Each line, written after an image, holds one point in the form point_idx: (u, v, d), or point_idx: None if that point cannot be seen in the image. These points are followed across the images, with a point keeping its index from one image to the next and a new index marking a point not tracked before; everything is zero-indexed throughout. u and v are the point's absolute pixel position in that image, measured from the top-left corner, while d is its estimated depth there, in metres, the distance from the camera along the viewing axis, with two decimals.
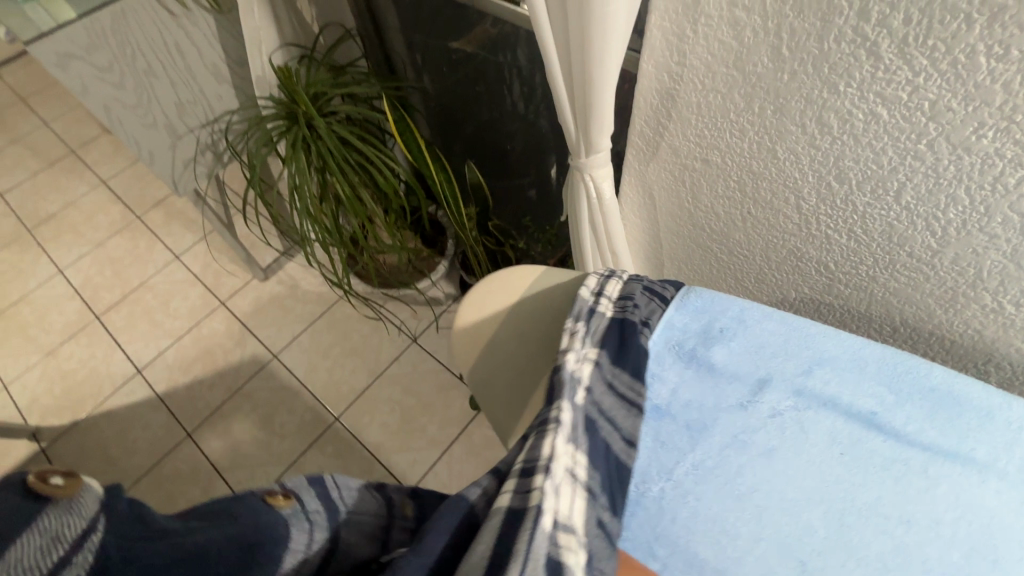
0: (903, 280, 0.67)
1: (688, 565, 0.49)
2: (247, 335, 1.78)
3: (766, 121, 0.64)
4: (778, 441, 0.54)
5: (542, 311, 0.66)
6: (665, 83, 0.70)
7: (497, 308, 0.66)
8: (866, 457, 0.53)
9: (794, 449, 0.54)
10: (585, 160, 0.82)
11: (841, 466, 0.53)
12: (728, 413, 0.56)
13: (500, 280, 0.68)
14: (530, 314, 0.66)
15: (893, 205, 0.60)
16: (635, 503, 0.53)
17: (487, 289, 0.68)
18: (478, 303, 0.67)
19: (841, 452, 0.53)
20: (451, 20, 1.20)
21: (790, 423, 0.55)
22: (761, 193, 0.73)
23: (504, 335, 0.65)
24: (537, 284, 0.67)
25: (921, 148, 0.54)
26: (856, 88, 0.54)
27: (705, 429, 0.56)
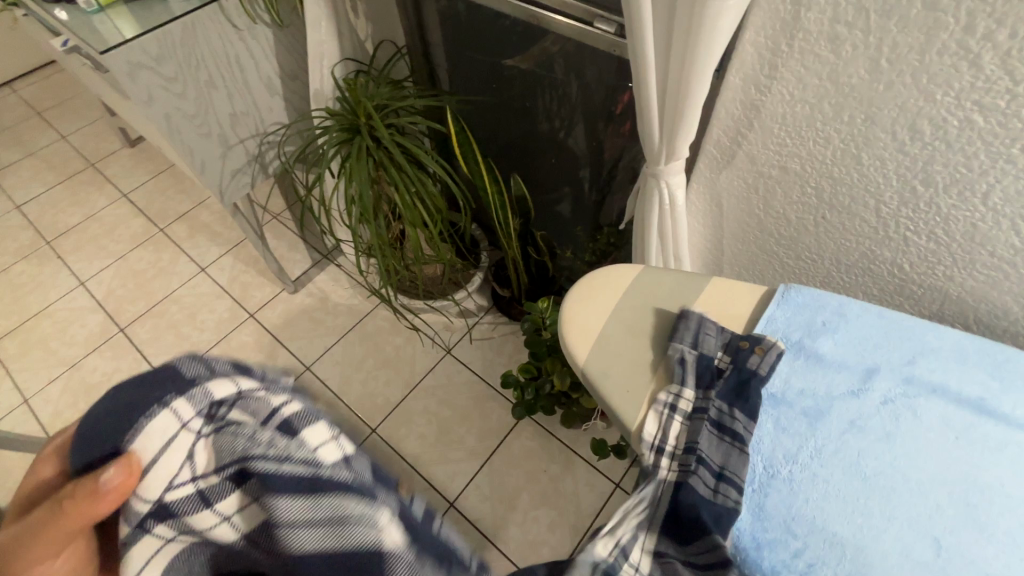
0: (981, 278, 0.71)
1: (827, 544, 0.51)
2: (278, 348, 1.77)
3: (854, 129, 0.69)
4: (894, 426, 0.57)
5: (649, 304, 0.69)
6: (751, 95, 0.75)
7: (606, 302, 0.69)
8: (980, 440, 0.56)
9: (911, 433, 0.56)
10: (663, 167, 0.86)
11: (958, 449, 0.55)
12: (843, 400, 0.59)
13: (604, 278, 0.71)
14: (638, 307, 0.69)
15: (979, 206, 0.65)
16: (765, 486, 0.55)
17: (593, 283, 0.71)
18: (586, 295, 0.70)
19: (956, 435, 0.56)
20: (503, 39, 1.24)
21: (903, 409, 0.58)
22: (839, 198, 0.77)
23: (617, 325, 0.67)
24: (639, 281, 0.71)
25: (1014, 152, 0.59)
26: (954, 97, 0.59)
27: (822, 416, 0.58)
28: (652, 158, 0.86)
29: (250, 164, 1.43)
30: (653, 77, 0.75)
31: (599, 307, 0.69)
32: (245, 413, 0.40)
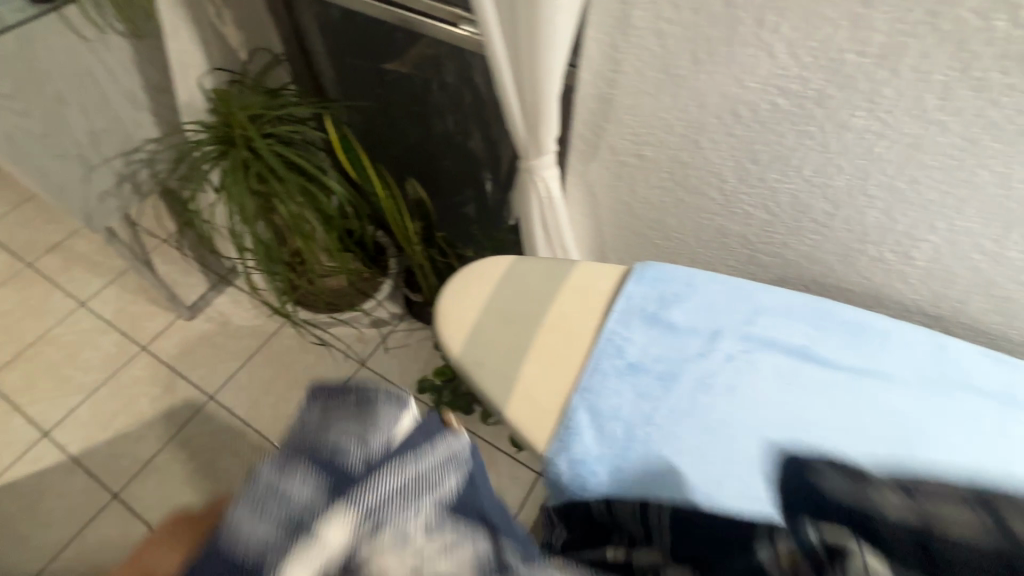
0: (808, 242, 0.80)
1: (678, 493, 0.57)
2: (177, 380, 1.64)
3: (691, 116, 0.75)
4: (736, 379, 0.64)
5: (519, 293, 0.72)
6: (603, 89, 0.80)
7: (477, 295, 0.71)
8: (805, 382, 0.63)
9: (749, 383, 0.63)
10: (535, 161, 0.90)
11: (787, 392, 0.63)
12: (693, 362, 0.65)
13: (474, 272, 0.73)
14: (507, 297, 0.71)
15: (797, 178, 0.74)
16: (627, 448, 0.60)
17: (467, 277, 0.73)
18: (460, 290, 0.72)
19: (785, 381, 0.64)
20: (383, 44, 1.24)
21: (742, 364, 0.65)
22: (689, 180, 0.84)
23: (488, 317, 0.69)
24: (509, 271, 0.73)
25: (812, 129, 0.67)
26: (760, 84, 0.67)
27: (675, 377, 0.64)
28: (525, 152, 0.90)
29: (120, 184, 1.32)
30: (510, 76, 0.79)
31: (473, 300, 0.71)
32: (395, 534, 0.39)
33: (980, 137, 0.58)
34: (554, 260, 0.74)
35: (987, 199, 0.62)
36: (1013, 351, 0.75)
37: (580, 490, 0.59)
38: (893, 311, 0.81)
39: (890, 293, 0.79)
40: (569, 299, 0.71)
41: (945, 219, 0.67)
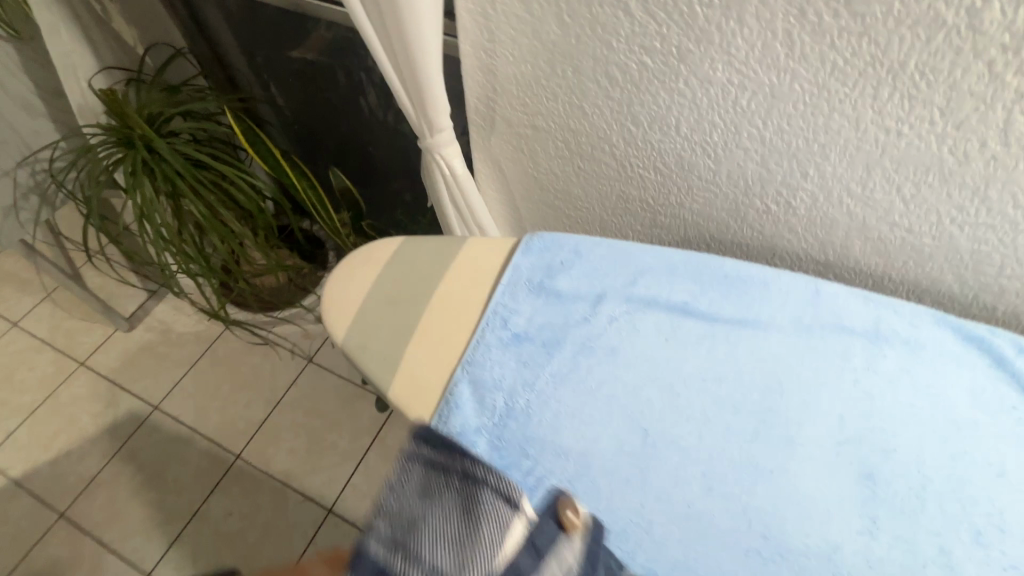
0: (701, 200, 0.81)
1: (556, 455, 0.58)
2: (119, 394, 1.61)
3: (570, 82, 0.75)
4: (618, 340, 0.65)
5: (406, 274, 0.71)
6: (485, 60, 0.79)
7: (364, 279, 0.71)
8: (684, 337, 0.65)
9: (631, 342, 0.65)
10: (431, 140, 0.88)
11: (668, 348, 0.64)
12: (579, 326, 0.66)
13: (362, 257, 0.73)
14: (394, 278, 0.71)
15: (677, 136, 0.74)
16: (508, 417, 0.61)
17: (359, 259, 0.73)
18: (350, 270, 0.72)
19: (666, 337, 0.65)
20: (285, 30, 1.20)
21: (625, 324, 0.66)
22: (583, 147, 0.84)
23: (374, 300, 0.69)
24: (396, 253, 0.73)
25: (680, 86, 0.67)
26: (625, 44, 0.66)
27: (558, 344, 0.65)
28: (421, 132, 0.89)
29: (26, 197, 1.27)
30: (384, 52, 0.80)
31: (361, 280, 0.71)
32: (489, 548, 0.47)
33: (827, 81, 0.58)
34: (443, 238, 0.73)
35: (847, 144, 0.63)
36: (896, 291, 0.77)
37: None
38: (788, 261, 0.83)
39: (782, 245, 0.80)
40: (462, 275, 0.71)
41: (814, 166, 0.67)
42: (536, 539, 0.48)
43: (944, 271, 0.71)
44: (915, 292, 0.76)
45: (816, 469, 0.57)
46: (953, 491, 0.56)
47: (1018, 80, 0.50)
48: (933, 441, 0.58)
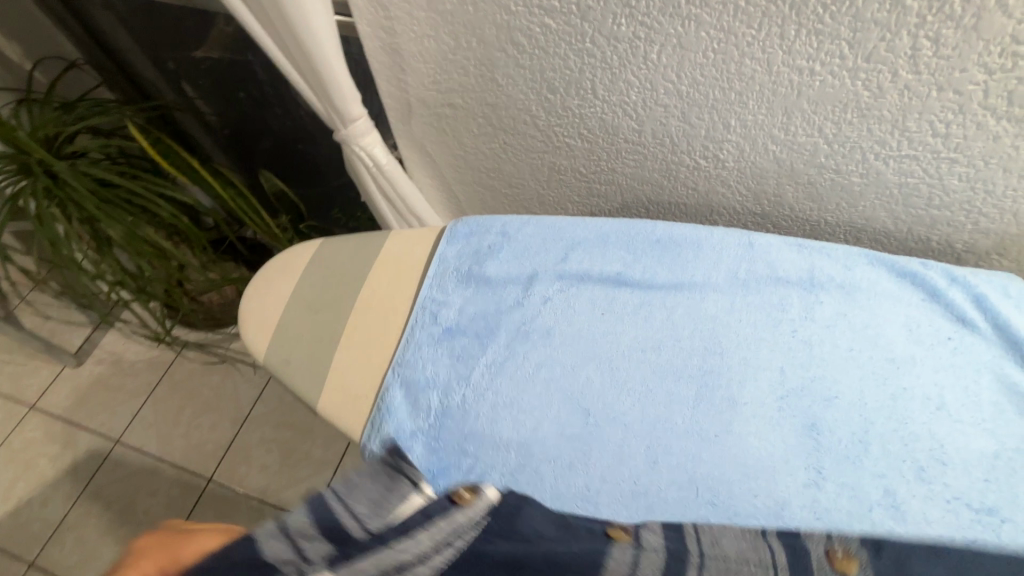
0: (632, 163, 0.78)
1: (496, 448, 0.57)
2: (76, 432, 1.54)
3: (477, 53, 0.70)
4: (553, 321, 0.63)
5: (327, 276, 0.69)
6: (386, 40, 0.74)
7: (283, 286, 0.69)
8: (621, 309, 0.63)
9: (566, 321, 0.63)
10: (346, 132, 0.84)
11: (604, 322, 0.62)
12: (507, 311, 0.63)
13: (282, 262, 0.71)
14: (315, 282, 0.69)
15: (596, 100, 0.70)
16: (445, 416, 0.59)
17: (271, 267, 0.70)
18: (264, 281, 0.70)
19: (602, 311, 0.63)
20: (182, 30, 1.12)
21: (559, 304, 0.64)
22: (505, 121, 0.80)
23: (293, 307, 0.67)
24: (316, 255, 0.70)
25: (588, 46, 0.63)
26: (524, 6, 0.62)
27: (491, 333, 0.62)
28: (334, 124, 0.83)
29: None
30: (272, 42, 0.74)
31: (274, 289, 0.69)
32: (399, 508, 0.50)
33: (733, 25, 0.55)
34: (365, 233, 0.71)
35: (763, 89, 0.60)
36: (834, 233, 0.76)
37: None
38: (726, 215, 0.81)
39: (718, 199, 0.78)
40: (381, 270, 0.68)
41: (735, 116, 0.65)
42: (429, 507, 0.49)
43: (876, 208, 0.70)
44: (851, 232, 0.75)
45: (756, 426, 0.56)
46: (892, 432, 0.55)
47: (920, 3, 0.48)
48: (871, 383, 0.57)
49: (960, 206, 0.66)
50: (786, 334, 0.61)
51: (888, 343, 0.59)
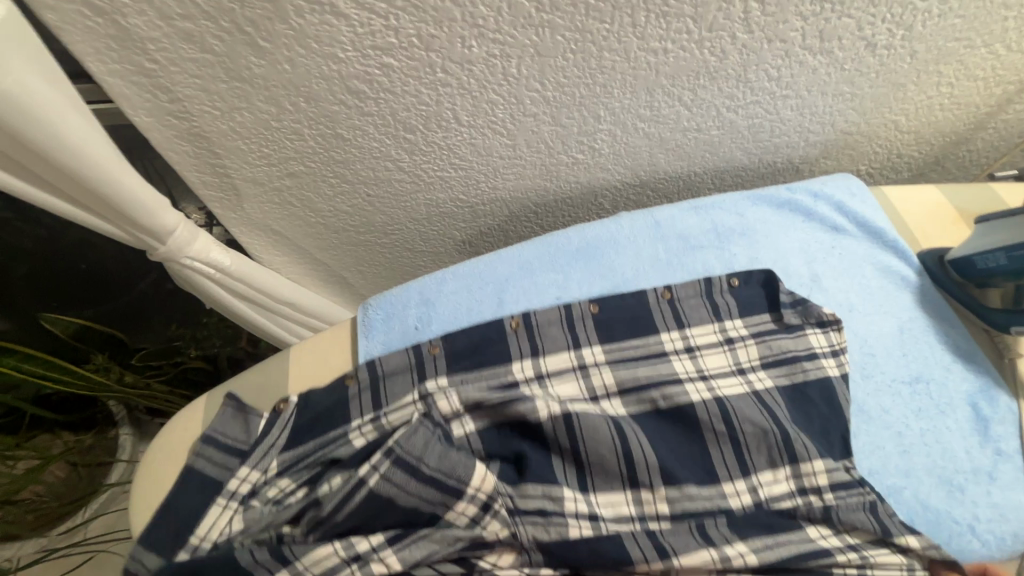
0: (511, 176, 0.74)
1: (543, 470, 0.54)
2: None
3: (308, 113, 0.58)
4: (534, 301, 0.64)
5: (196, 421, 0.59)
6: (178, 125, 0.58)
7: (158, 465, 0.57)
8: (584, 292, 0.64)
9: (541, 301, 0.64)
10: (166, 249, 0.65)
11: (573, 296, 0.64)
12: (465, 368, 0.59)
13: (158, 448, 0.58)
14: (183, 434, 0.58)
15: (460, 127, 0.64)
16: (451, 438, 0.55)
17: (180, 425, 0.59)
18: (177, 441, 0.58)
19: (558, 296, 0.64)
20: None
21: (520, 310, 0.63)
22: (362, 173, 0.69)
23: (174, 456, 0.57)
24: (182, 420, 0.59)
25: (441, 76, 0.56)
26: (354, 51, 0.52)
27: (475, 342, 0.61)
28: (146, 243, 0.64)
29: None
30: None
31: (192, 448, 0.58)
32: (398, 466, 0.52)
33: (587, 22, 0.53)
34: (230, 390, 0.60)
35: (624, 76, 0.60)
36: (704, 180, 0.80)
37: (454, 478, 0.52)
38: (610, 195, 0.81)
39: (601, 184, 0.78)
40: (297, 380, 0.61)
41: (603, 106, 0.64)
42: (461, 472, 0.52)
43: (733, 151, 0.75)
44: (718, 176, 0.80)
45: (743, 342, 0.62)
46: (824, 347, 0.61)
47: None
48: (732, 300, 0.64)
49: (795, 130, 0.74)
50: (664, 291, 0.64)
51: (758, 222, 0.69)
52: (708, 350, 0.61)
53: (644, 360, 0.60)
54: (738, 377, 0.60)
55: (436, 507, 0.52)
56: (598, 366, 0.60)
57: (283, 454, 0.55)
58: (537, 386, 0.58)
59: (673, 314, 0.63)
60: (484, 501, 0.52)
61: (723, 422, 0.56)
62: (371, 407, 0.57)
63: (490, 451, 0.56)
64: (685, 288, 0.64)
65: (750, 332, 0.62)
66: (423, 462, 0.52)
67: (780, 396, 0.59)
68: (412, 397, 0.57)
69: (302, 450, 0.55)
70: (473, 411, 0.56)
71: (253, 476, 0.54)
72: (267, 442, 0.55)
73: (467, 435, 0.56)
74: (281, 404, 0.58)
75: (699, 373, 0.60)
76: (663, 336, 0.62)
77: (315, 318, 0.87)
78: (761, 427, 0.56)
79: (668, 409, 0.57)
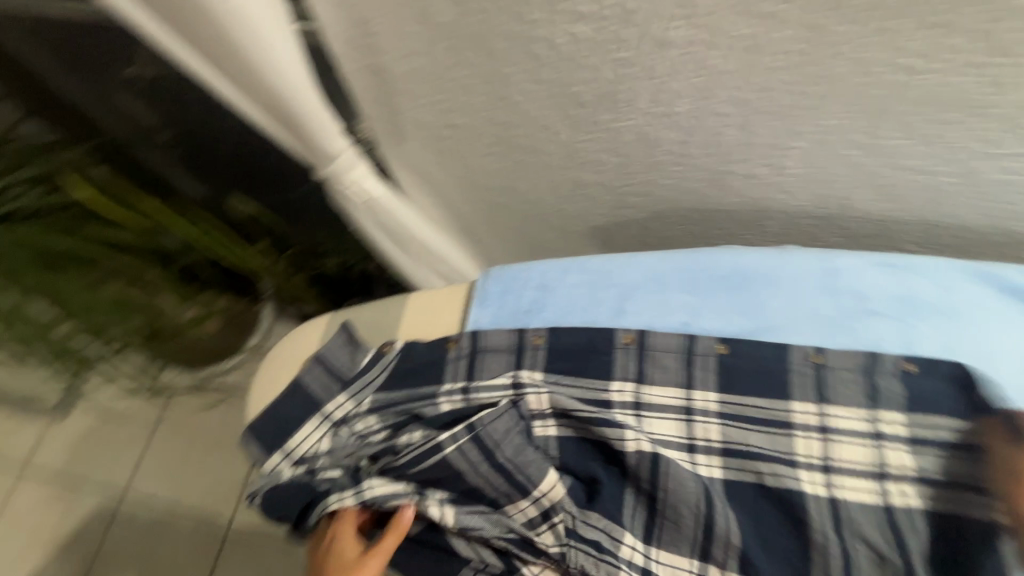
0: (673, 174, 0.66)
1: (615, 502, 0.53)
2: (77, 487, 1.34)
3: (484, 69, 0.57)
4: (658, 319, 0.58)
5: (311, 334, 0.65)
6: (366, 58, 0.60)
7: (273, 363, 0.64)
8: (716, 328, 0.57)
9: (664, 323, 0.58)
10: (331, 169, 0.70)
11: (703, 329, 0.57)
12: (564, 371, 0.57)
13: (279, 349, 0.65)
14: (298, 341, 0.65)
15: (634, 112, 0.58)
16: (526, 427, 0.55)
17: (297, 333, 0.66)
18: (293, 345, 0.65)
19: (687, 323, 0.58)
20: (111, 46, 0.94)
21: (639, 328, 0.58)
22: (518, 138, 0.67)
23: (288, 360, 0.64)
24: (301, 329, 0.66)
25: (630, 54, 0.51)
26: (547, 12, 0.49)
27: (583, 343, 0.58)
28: (316, 160, 0.70)
29: None
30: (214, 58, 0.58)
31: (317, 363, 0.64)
32: (476, 445, 0.54)
33: (823, 18, 0.44)
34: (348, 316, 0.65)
35: (850, 91, 0.50)
36: (909, 233, 0.65)
37: (526, 477, 0.53)
38: (780, 221, 0.69)
39: (775, 207, 0.67)
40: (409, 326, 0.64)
41: (810, 121, 0.54)
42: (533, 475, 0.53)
43: (963, 208, 0.60)
44: (930, 233, 0.65)
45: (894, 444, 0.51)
46: None
47: None
48: (903, 387, 0.51)
49: None
50: (815, 354, 0.54)
51: (966, 300, 0.55)
52: (846, 437, 0.52)
53: (762, 425, 0.53)
54: (873, 482, 0.50)
55: (498, 495, 0.54)
56: (707, 418, 0.54)
57: (377, 395, 0.59)
58: (637, 416, 0.55)
59: (816, 381, 0.53)
60: (545, 508, 0.54)
61: (831, 524, 0.50)
62: (467, 369, 0.58)
63: (567, 463, 0.55)
64: (845, 356, 0.53)
65: (911, 434, 0.51)
66: (499, 450, 0.54)
67: (919, 520, 0.49)
68: (506, 380, 0.56)
69: (389, 398, 0.58)
70: (559, 416, 0.55)
71: (347, 405, 0.58)
72: (366, 379, 0.59)
73: (547, 436, 0.55)
74: (386, 346, 0.60)
75: (818, 461, 0.52)
76: (794, 404, 0.53)
77: (441, 263, 0.90)
78: (879, 550, 0.49)
79: (774, 487, 0.52)
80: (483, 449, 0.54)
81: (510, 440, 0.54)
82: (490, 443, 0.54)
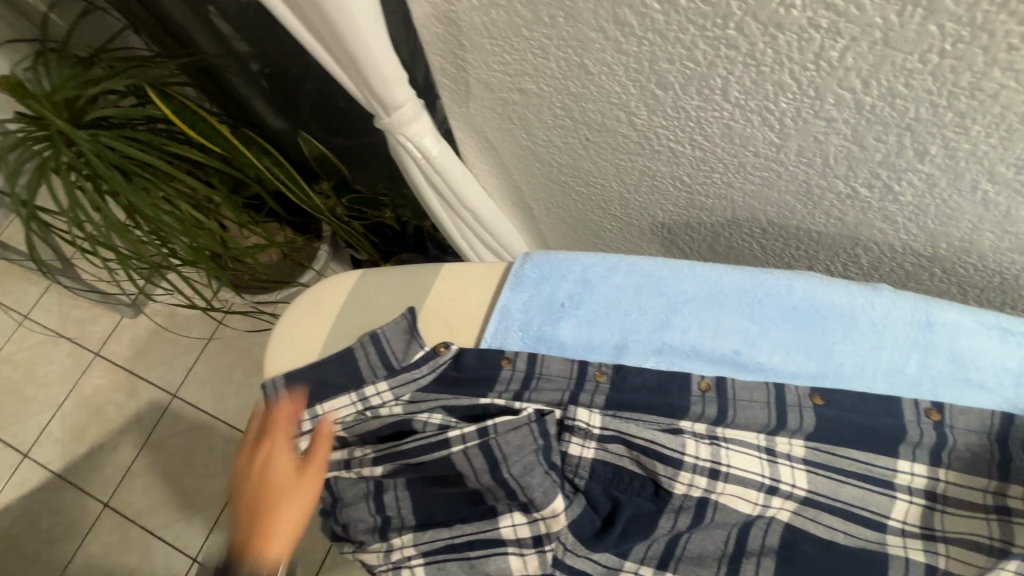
0: (757, 180, 0.58)
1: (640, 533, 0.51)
2: (138, 383, 1.47)
3: (562, 32, 0.51)
4: (709, 340, 0.54)
5: (343, 290, 0.64)
6: (439, 6, 0.56)
7: (302, 314, 0.64)
8: (760, 364, 0.53)
9: (707, 347, 0.54)
10: (388, 122, 0.67)
11: (749, 364, 0.53)
12: (634, 410, 0.53)
13: (308, 300, 0.64)
14: (330, 294, 0.64)
15: (724, 102, 0.51)
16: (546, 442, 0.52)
17: (329, 286, 0.65)
18: (323, 297, 0.64)
19: (735, 352, 0.54)
20: None
21: (682, 348, 0.55)
22: (590, 116, 0.61)
23: (317, 312, 0.63)
24: (333, 283, 0.65)
25: (731, 33, 0.44)
26: None
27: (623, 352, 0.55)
28: (376, 111, 0.67)
29: None
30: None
31: (346, 317, 0.63)
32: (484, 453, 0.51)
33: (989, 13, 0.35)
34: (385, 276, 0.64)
35: (1001, 110, 0.40)
36: None
37: (532, 499, 0.50)
38: (876, 253, 0.59)
39: (871, 236, 0.57)
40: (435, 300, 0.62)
41: (939, 141, 0.45)
42: (535, 496, 0.50)
43: None
44: None
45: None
46: None
47: None
48: None
49: None
50: (933, 412, 0.49)
51: None
52: (959, 508, 0.48)
53: (860, 479, 0.50)
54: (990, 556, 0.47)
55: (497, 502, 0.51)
56: (791, 463, 0.50)
57: (418, 392, 0.57)
58: (703, 447, 0.50)
59: (937, 442, 0.49)
60: (541, 533, 0.51)
61: None
62: (517, 379, 0.55)
63: (590, 490, 0.52)
64: (967, 420, 0.49)
65: None
66: (507, 463, 0.51)
67: None
68: (557, 394, 0.54)
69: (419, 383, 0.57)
70: (607, 438, 0.53)
71: (385, 394, 0.57)
72: (413, 374, 0.57)
73: (581, 455, 0.53)
74: (441, 347, 0.58)
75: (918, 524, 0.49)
76: (902, 463, 0.49)
77: (491, 235, 0.86)
78: None
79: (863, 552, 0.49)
80: (489, 458, 0.51)
81: (523, 454, 0.51)
82: (498, 454, 0.51)
